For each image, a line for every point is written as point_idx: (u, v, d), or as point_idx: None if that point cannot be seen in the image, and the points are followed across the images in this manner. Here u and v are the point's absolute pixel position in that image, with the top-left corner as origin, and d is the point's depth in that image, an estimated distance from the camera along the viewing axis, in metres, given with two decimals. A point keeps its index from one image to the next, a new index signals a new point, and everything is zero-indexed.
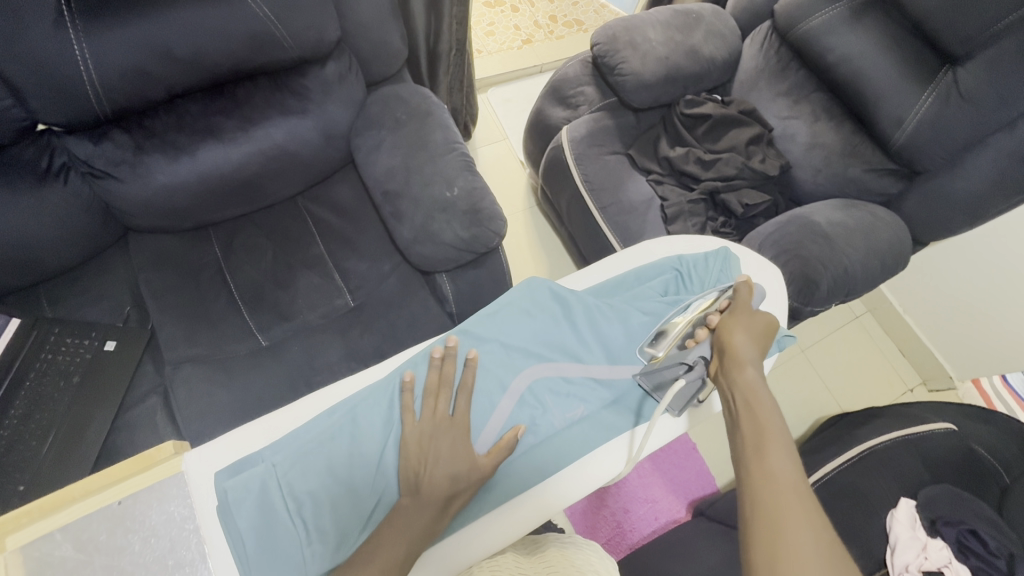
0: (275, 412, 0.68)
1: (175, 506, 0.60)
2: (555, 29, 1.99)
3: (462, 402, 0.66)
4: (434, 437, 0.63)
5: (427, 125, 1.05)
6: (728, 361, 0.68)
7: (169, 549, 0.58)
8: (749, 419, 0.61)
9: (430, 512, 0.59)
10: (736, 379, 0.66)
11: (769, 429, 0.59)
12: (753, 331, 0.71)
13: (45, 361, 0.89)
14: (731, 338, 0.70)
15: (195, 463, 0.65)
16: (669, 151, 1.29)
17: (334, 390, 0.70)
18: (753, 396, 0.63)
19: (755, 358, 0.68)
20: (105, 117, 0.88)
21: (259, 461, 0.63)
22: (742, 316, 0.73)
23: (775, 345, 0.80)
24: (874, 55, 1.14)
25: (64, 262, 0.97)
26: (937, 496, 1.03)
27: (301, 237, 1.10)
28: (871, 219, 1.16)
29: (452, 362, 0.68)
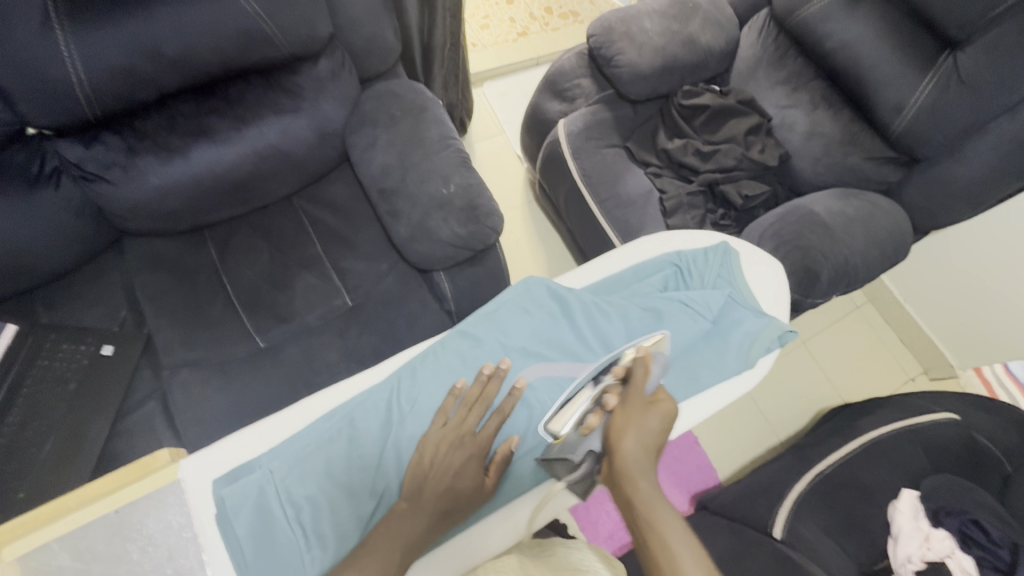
0: (273, 416, 0.67)
1: (172, 514, 0.60)
2: (551, 21, 1.97)
3: (491, 422, 0.64)
4: (450, 447, 0.62)
5: (422, 121, 1.04)
6: (620, 478, 0.60)
7: (168, 558, 0.58)
8: (656, 548, 0.55)
9: (428, 516, 0.59)
10: (630, 499, 0.59)
11: (681, 564, 0.53)
12: (645, 428, 0.63)
13: (41, 367, 0.88)
14: (620, 444, 0.62)
15: (191, 471, 0.64)
16: (668, 143, 1.28)
17: (330, 393, 0.70)
18: (652, 518, 0.57)
19: (646, 464, 0.61)
20: (96, 120, 0.87)
21: (257, 468, 0.62)
22: (634, 410, 0.63)
23: (776, 340, 0.78)
24: (873, 42, 1.13)
25: (58, 267, 0.96)
26: (939, 486, 1.03)
27: (297, 237, 1.09)
28: (871, 209, 1.15)
29: (498, 382, 0.65)
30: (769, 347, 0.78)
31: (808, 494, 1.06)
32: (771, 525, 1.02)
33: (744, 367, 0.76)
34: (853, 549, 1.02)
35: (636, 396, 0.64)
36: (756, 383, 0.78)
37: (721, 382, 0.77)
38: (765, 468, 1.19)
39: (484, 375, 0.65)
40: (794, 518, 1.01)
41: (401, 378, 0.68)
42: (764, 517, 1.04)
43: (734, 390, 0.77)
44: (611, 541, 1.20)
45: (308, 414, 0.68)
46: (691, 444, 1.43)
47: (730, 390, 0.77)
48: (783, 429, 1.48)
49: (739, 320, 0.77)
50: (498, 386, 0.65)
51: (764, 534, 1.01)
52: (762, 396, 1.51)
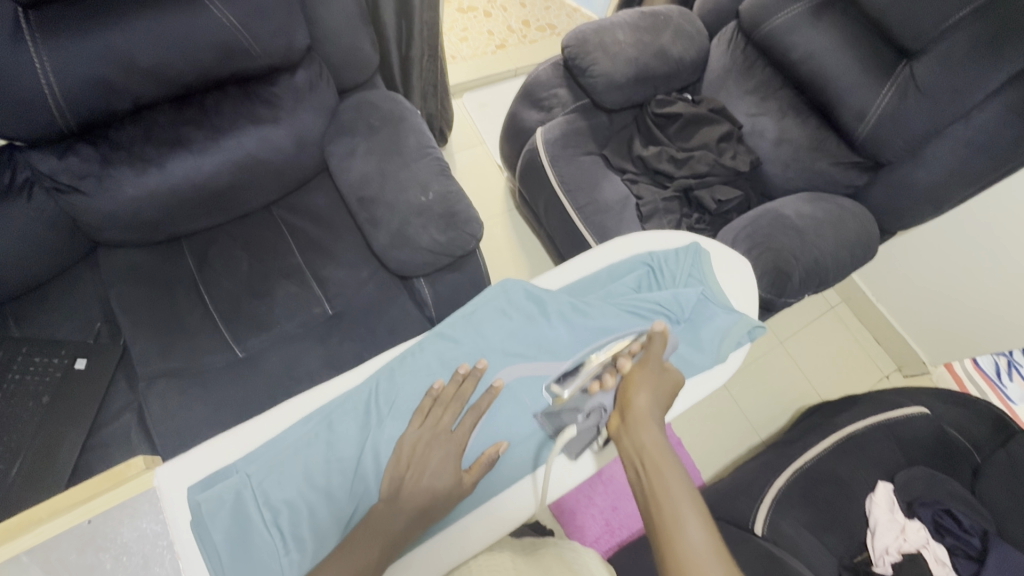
0: (249, 422, 0.66)
1: (147, 522, 0.57)
2: (528, 34, 2.01)
3: (468, 420, 0.65)
4: (429, 446, 0.62)
5: (400, 130, 1.05)
6: (630, 420, 0.64)
7: (142, 566, 0.56)
8: (658, 488, 0.58)
9: (402, 518, 0.59)
10: (640, 441, 0.62)
11: (680, 496, 0.56)
12: (659, 385, 0.67)
13: (14, 381, 0.87)
14: (634, 397, 0.65)
15: (168, 478, 0.62)
16: (643, 151, 1.32)
17: (310, 394, 0.69)
18: (658, 458, 0.60)
19: (657, 419, 0.64)
20: (70, 131, 0.86)
21: (234, 473, 0.62)
22: (651, 369, 0.68)
23: (746, 335, 0.78)
24: (834, 52, 1.18)
25: (29, 279, 0.94)
26: (914, 478, 1.08)
27: (276, 246, 1.09)
28: (839, 211, 1.19)
29: (474, 381, 0.66)
30: (740, 342, 0.79)
31: (787, 490, 1.08)
32: (752, 522, 1.04)
33: (716, 361, 0.76)
34: (832, 542, 1.04)
35: (653, 359, 0.68)
36: (728, 378, 0.79)
37: (693, 377, 0.77)
38: (745, 466, 1.22)
39: (460, 374, 0.66)
40: (772, 513, 1.05)
41: (379, 380, 0.68)
42: (746, 513, 1.07)
43: (707, 386, 0.77)
44: (598, 544, 1.23)
45: (285, 416, 0.67)
46: (675, 446, 1.45)
47: (702, 386, 0.77)
48: (764, 428, 1.51)
49: (705, 320, 0.77)
50: (474, 384, 0.66)
51: (746, 531, 1.03)
52: (741, 396, 1.55)
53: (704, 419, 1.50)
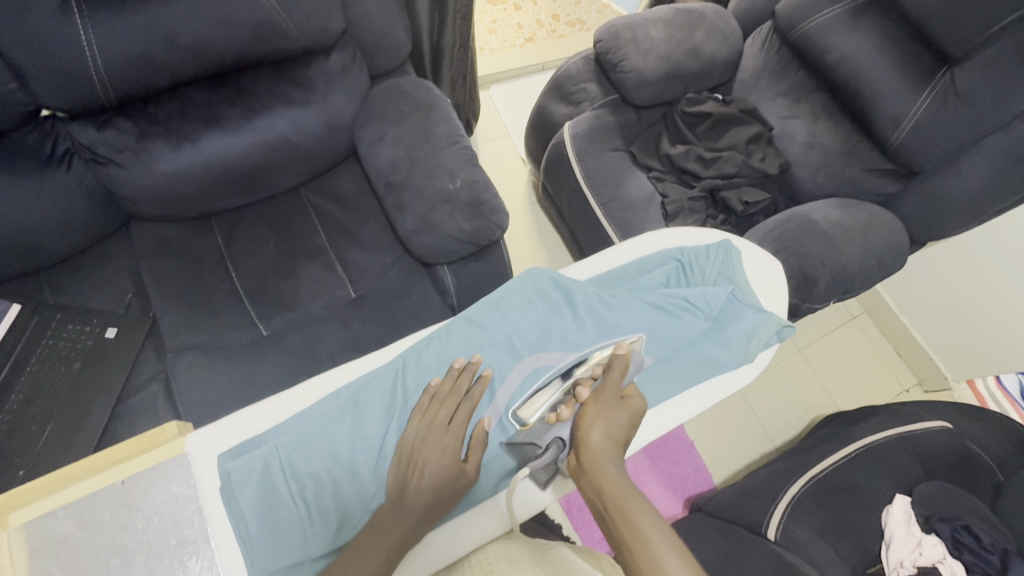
0: (277, 394, 0.66)
1: (178, 486, 0.57)
2: (557, 28, 2.00)
3: (463, 414, 0.64)
4: (427, 442, 0.61)
5: (430, 118, 1.06)
6: (586, 462, 0.61)
7: (172, 528, 0.55)
8: (626, 530, 0.56)
9: (411, 517, 0.58)
10: (598, 482, 0.59)
11: (651, 536, 0.55)
12: (615, 417, 0.64)
13: (47, 346, 0.90)
14: (589, 434, 0.62)
15: (198, 444, 0.61)
16: (670, 149, 1.30)
17: (338, 369, 0.70)
18: (622, 501, 0.58)
19: (614, 455, 0.62)
20: (110, 104, 0.88)
21: (263, 443, 0.62)
22: (608, 401, 0.64)
23: (774, 335, 0.75)
24: (871, 56, 1.16)
25: (64, 249, 0.96)
26: (932, 493, 1.07)
27: (303, 227, 1.10)
28: (868, 218, 1.17)
29: (469, 376, 0.65)
30: (768, 342, 0.75)
31: (802, 496, 1.08)
32: (765, 526, 1.03)
33: (743, 360, 0.74)
34: (845, 551, 1.03)
35: (611, 389, 0.65)
36: (755, 378, 0.76)
37: (718, 376, 0.74)
38: (758, 471, 1.21)
39: (456, 369, 0.65)
40: (787, 520, 1.03)
41: (404, 363, 0.68)
42: (760, 517, 1.06)
43: (732, 386, 0.74)
44: (605, 541, 1.25)
45: (313, 391, 0.68)
46: (686, 449, 1.45)
47: (728, 384, 0.75)
48: (778, 435, 1.50)
49: (730, 317, 0.75)
50: (470, 379, 0.65)
51: (758, 535, 1.03)
52: (756, 402, 1.53)
53: (718, 420, 1.50)
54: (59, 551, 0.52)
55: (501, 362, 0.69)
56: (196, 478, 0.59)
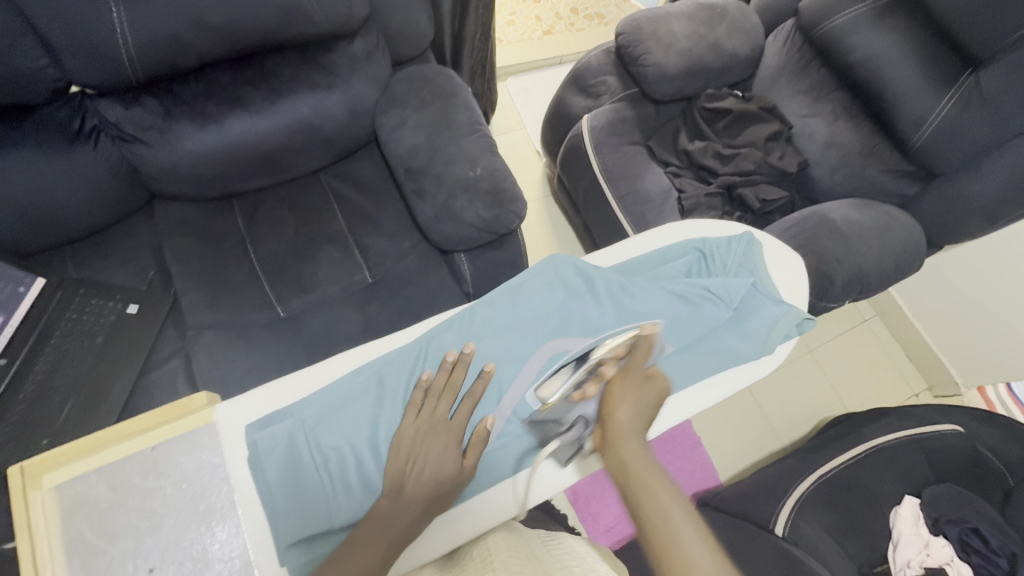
0: (303, 369, 0.67)
1: (206, 454, 0.58)
2: (576, 21, 1.99)
3: (463, 408, 0.64)
4: (427, 440, 0.61)
5: (451, 105, 1.06)
6: (611, 436, 0.62)
7: (200, 495, 0.57)
8: (647, 503, 0.56)
9: (410, 516, 0.58)
10: (622, 456, 0.60)
11: (673, 512, 0.55)
12: (641, 396, 0.64)
13: (71, 320, 0.91)
14: (615, 410, 0.63)
15: (228, 414, 0.62)
16: (689, 145, 1.30)
17: (363, 347, 0.71)
18: (644, 474, 0.58)
19: (639, 432, 0.62)
20: (138, 83, 0.89)
21: (289, 415, 0.63)
22: (633, 380, 0.65)
23: (795, 328, 0.76)
24: (896, 56, 1.14)
25: (89, 225, 0.98)
26: (940, 495, 1.07)
27: (323, 211, 1.11)
28: (887, 220, 1.17)
29: (463, 368, 0.65)
30: (788, 335, 0.76)
31: (810, 494, 1.08)
32: (773, 522, 1.04)
33: (763, 352, 0.74)
34: (852, 550, 1.04)
35: (636, 368, 0.65)
36: (773, 369, 0.77)
37: (737, 367, 0.75)
38: (766, 469, 1.22)
39: (449, 363, 0.65)
40: (795, 517, 1.04)
41: (423, 347, 0.68)
42: (768, 514, 1.06)
43: (751, 377, 0.75)
44: (610, 534, 1.27)
45: (339, 367, 0.69)
46: (693, 445, 1.46)
47: (746, 374, 0.75)
48: (786, 434, 1.50)
49: (751, 309, 0.75)
50: (463, 371, 0.65)
51: (766, 531, 1.03)
52: (765, 400, 1.53)
53: (726, 417, 1.51)
54: (90, 512, 0.53)
55: (523, 345, 0.69)
56: (225, 445, 0.60)
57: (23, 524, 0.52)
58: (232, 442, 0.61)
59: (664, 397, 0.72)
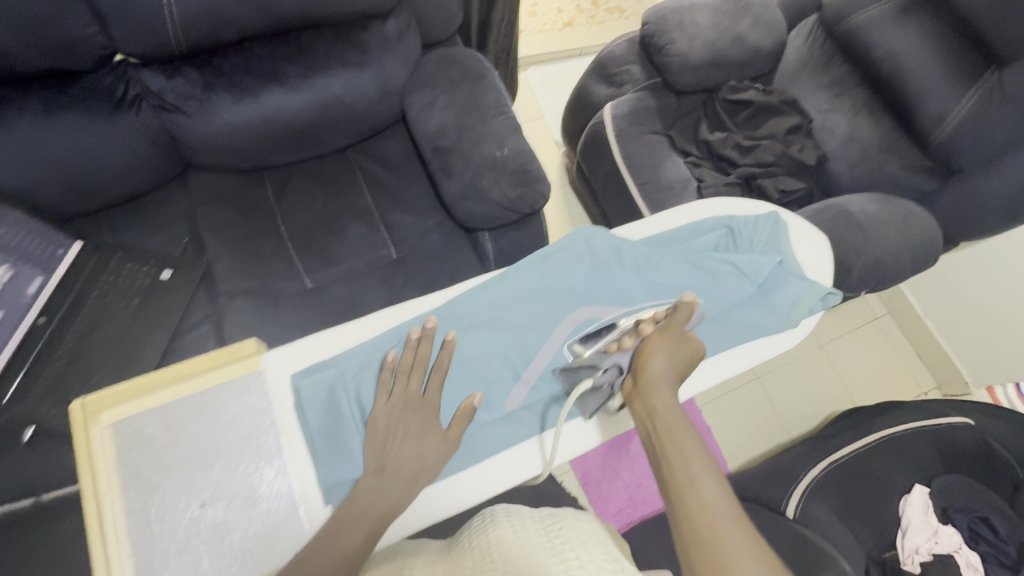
0: (346, 324, 0.70)
1: (255, 400, 0.60)
2: (597, 14, 2.01)
3: (434, 382, 0.64)
4: (403, 416, 0.62)
5: (480, 87, 1.08)
6: (643, 384, 0.63)
7: (249, 437, 0.59)
8: (670, 449, 0.58)
9: (398, 486, 0.60)
10: (652, 403, 0.61)
11: (696, 461, 0.56)
12: (677, 354, 0.65)
13: (108, 282, 0.93)
14: (649, 361, 0.64)
15: (275, 361, 0.66)
16: (709, 135, 1.32)
17: (401, 308, 0.73)
18: (670, 422, 0.60)
19: (671, 384, 0.63)
20: (179, 53, 0.91)
21: (331, 366, 0.66)
22: (672, 337, 0.66)
23: (818, 303, 0.78)
24: (918, 53, 1.16)
25: (126, 191, 1.01)
26: (950, 486, 1.08)
27: (350, 188, 1.13)
28: (905, 213, 1.18)
29: (428, 343, 0.64)
30: (813, 309, 0.78)
31: (821, 479, 1.09)
32: (784, 505, 1.06)
33: (787, 325, 0.76)
34: (862, 535, 1.06)
35: (674, 328, 0.66)
36: (797, 344, 0.78)
37: (763, 339, 0.77)
38: (778, 457, 1.23)
39: (413, 340, 0.64)
40: (806, 500, 1.05)
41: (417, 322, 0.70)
42: (778, 498, 1.09)
43: (776, 349, 0.77)
44: (619, 517, 1.29)
45: (377, 325, 0.71)
46: (702, 435, 1.48)
47: (770, 347, 0.77)
48: (794, 426, 1.52)
49: (776, 283, 0.77)
50: (429, 346, 0.64)
51: (776, 512, 1.06)
52: (775, 393, 1.55)
53: (737, 407, 1.52)
54: (146, 449, 0.55)
55: (551, 313, 0.71)
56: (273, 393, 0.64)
57: (83, 456, 0.54)
58: (280, 392, 0.65)
59: (692, 364, 0.74)
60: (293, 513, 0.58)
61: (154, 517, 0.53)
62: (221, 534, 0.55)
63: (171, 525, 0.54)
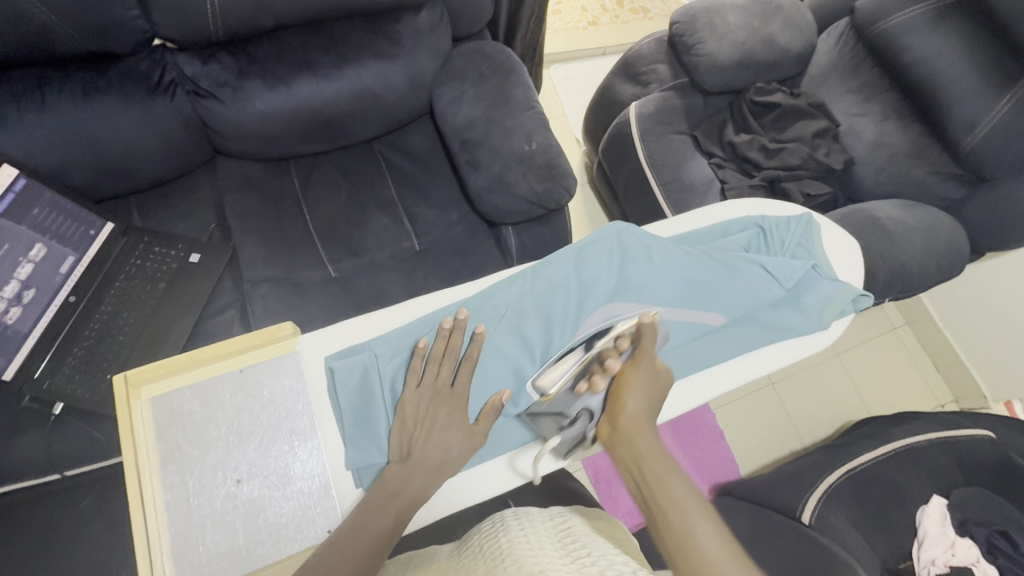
0: (380, 309, 0.71)
1: (289, 379, 0.62)
2: (621, 14, 2.00)
3: (464, 372, 0.64)
4: (432, 404, 0.62)
5: (509, 82, 1.08)
6: (623, 429, 0.61)
7: (285, 417, 0.60)
8: (659, 494, 0.57)
9: (423, 476, 0.59)
10: (636, 447, 0.60)
11: (685, 504, 0.55)
12: (652, 390, 0.65)
13: (136, 265, 0.95)
14: (626, 401, 0.63)
15: (310, 346, 0.67)
16: (734, 137, 1.31)
17: (432, 296, 0.74)
18: (656, 465, 0.58)
19: (650, 424, 0.62)
20: (216, 40, 0.93)
21: (365, 350, 0.67)
22: (643, 373, 0.64)
23: (850, 305, 0.77)
24: (951, 58, 1.14)
25: (157, 175, 1.02)
26: (969, 497, 1.06)
27: (375, 179, 1.14)
28: (932, 221, 1.17)
29: (460, 334, 0.64)
30: (843, 311, 0.77)
31: (837, 486, 1.08)
32: (799, 511, 1.05)
33: (817, 328, 0.75)
34: (878, 545, 1.05)
35: (645, 359, 0.65)
36: (825, 347, 0.78)
37: (791, 340, 0.77)
38: (794, 463, 1.22)
39: (446, 330, 0.64)
40: (822, 506, 1.04)
41: (448, 310, 0.71)
42: (794, 504, 1.07)
43: (804, 350, 0.77)
44: (629, 517, 1.30)
45: (408, 313, 0.72)
46: (715, 438, 1.47)
47: (799, 349, 0.77)
48: (808, 433, 1.50)
49: (807, 286, 0.77)
50: (461, 337, 0.65)
51: (791, 518, 1.04)
52: (789, 399, 1.54)
53: (751, 411, 1.52)
54: (185, 424, 0.57)
55: (581, 307, 0.71)
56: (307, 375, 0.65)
57: (126, 427, 0.56)
58: (314, 376, 0.66)
59: (721, 363, 0.75)
60: (326, 493, 0.59)
61: (192, 491, 0.55)
62: (255, 511, 0.56)
63: (208, 499, 0.56)
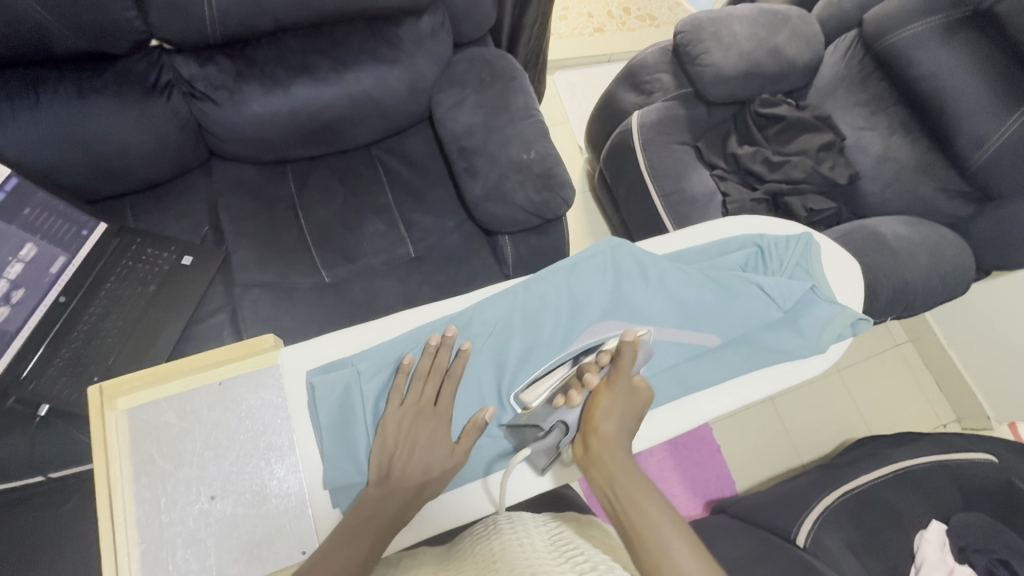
0: (366, 322, 0.70)
1: (269, 395, 0.61)
2: (627, 21, 1.98)
3: (448, 391, 0.63)
4: (415, 423, 0.61)
5: (510, 89, 1.07)
6: (595, 450, 0.61)
7: (263, 431, 0.59)
8: (633, 515, 0.56)
9: (402, 498, 0.58)
10: (609, 469, 0.59)
11: (659, 523, 0.55)
12: (626, 407, 0.64)
13: (127, 266, 0.95)
14: (600, 422, 0.62)
15: (291, 359, 0.65)
16: (738, 149, 1.30)
17: (420, 311, 0.72)
18: (630, 487, 0.58)
19: (625, 445, 0.62)
20: (214, 41, 0.92)
21: (348, 364, 0.66)
22: (618, 392, 0.64)
23: (849, 328, 0.75)
24: (960, 73, 1.12)
25: (151, 177, 1.02)
26: (969, 525, 1.03)
27: (372, 184, 1.13)
28: (937, 239, 1.15)
29: (447, 352, 0.64)
30: (842, 334, 0.75)
31: (834, 509, 1.07)
32: (795, 533, 1.03)
33: (813, 352, 0.73)
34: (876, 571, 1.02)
35: (621, 377, 0.64)
36: (822, 371, 0.76)
37: (787, 363, 0.75)
38: (792, 481, 1.22)
39: (432, 347, 0.63)
40: (818, 529, 1.02)
41: (435, 325, 0.69)
42: (790, 525, 1.06)
43: (800, 374, 0.75)
44: None
45: (395, 327, 0.70)
46: (712, 452, 1.45)
47: (795, 372, 0.75)
48: (807, 451, 1.48)
49: (804, 307, 0.75)
50: (447, 354, 0.64)
51: (788, 541, 1.02)
52: (788, 416, 1.52)
53: (749, 425, 1.50)
54: (161, 436, 0.57)
55: (571, 326, 0.70)
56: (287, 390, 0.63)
57: (100, 442, 0.56)
58: (294, 390, 0.64)
59: (713, 385, 0.73)
60: (302, 511, 0.57)
61: (165, 507, 0.54)
62: (229, 529, 0.55)
63: (180, 516, 0.54)
